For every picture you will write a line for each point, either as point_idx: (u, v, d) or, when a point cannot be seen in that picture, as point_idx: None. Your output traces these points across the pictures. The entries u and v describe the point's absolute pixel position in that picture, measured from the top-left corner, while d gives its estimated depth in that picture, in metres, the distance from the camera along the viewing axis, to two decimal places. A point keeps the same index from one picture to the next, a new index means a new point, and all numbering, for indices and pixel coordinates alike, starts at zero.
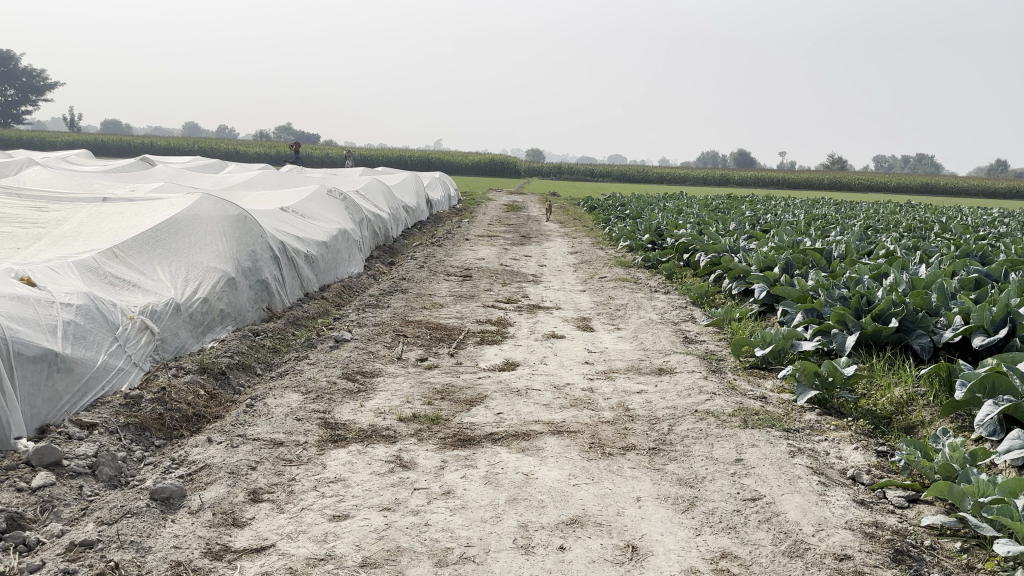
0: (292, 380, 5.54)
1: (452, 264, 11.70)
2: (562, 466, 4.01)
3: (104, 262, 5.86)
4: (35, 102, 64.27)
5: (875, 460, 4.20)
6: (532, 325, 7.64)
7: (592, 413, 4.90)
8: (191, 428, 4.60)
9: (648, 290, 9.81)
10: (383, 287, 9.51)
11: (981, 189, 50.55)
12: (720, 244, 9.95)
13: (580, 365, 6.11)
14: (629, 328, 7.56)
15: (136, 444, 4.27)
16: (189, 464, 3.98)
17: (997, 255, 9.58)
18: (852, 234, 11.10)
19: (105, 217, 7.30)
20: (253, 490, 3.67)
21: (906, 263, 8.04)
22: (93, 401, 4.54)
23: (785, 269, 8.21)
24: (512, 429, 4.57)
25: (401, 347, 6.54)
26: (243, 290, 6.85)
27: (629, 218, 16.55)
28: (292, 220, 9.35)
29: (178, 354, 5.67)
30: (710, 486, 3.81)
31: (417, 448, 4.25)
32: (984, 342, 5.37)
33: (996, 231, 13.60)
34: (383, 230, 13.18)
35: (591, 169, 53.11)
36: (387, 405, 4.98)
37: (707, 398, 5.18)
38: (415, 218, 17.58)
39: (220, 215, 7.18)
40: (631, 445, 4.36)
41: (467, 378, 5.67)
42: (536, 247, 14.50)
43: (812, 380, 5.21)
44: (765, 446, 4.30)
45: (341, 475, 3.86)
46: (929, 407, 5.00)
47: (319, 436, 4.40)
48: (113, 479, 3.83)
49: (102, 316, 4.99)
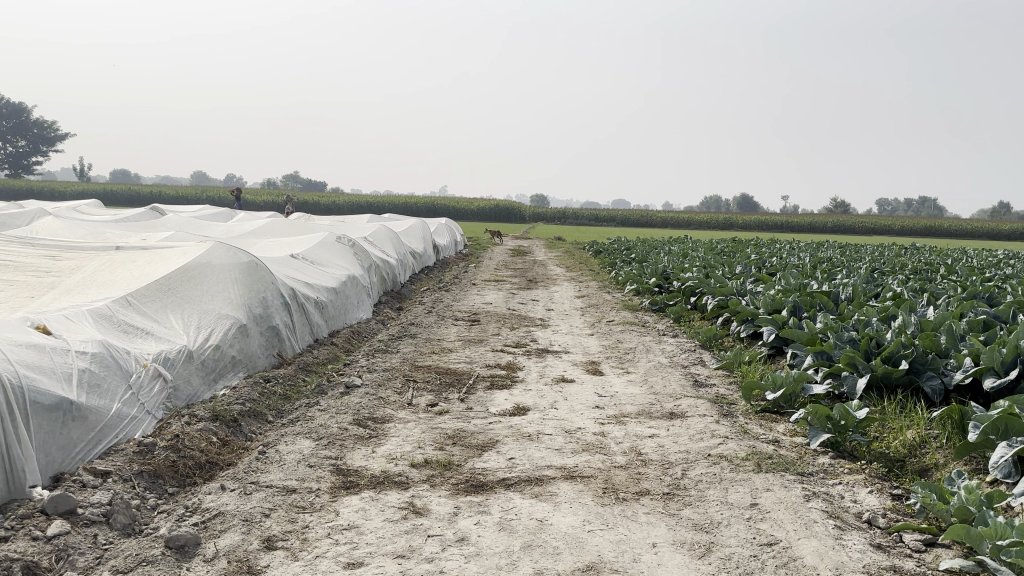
0: (303, 427, 5.53)
1: (460, 309, 11.75)
2: (576, 511, 4.00)
3: (117, 311, 5.92)
4: (46, 153, 65.28)
5: (890, 504, 4.18)
6: (541, 369, 7.65)
7: (604, 458, 4.89)
8: (204, 474, 4.60)
9: (657, 333, 9.83)
10: (392, 333, 9.54)
11: (984, 231, 50.73)
12: (728, 287, 9.99)
13: (591, 410, 6.10)
14: (639, 372, 7.58)
15: (149, 492, 4.27)
16: (203, 512, 3.98)
17: (1005, 296, 9.59)
18: (858, 277, 11.14)
19: (118, 265, 7.39)
20: (267, 537, 3.66)
21: (913, 305, 8.07)
22: (107, 449, 4.56)
23: (793, 311, 8.24)
24: (525, 475, 4.57)
25: (411, 392, 6.55)
26: (254, 337, 6.90)
27: (636, 261, 16.65)
28: (302, 267, 9.44)
29: (190, 401, 5.69)
30: (725, 531, 3.79)
31: (430, 494, 4.24)
32: (996, 384, 5.36)
33: (1002, 272, 13.62)
34: (391, 276, 13.27)
35: (595, 213, 53.46)
36: (399, 451, 4.98)
37: (719, 442, 5.17)
38: (423, 264, 17.70)
39: (232, 263, 7.27)
40: (644, 490, 4.35)
41: (479, 423, 5.66)
42: (544, 291, 14.56)
43: (824, 424, 5.23)
44: (779, 490, 4.28)
45: (355, 522, 3.85)
46: (942, 450, 4.99)
47: (331, 483, 4.40)
48: (127, 527, 3.83)
49: (116, 364, 5.03)
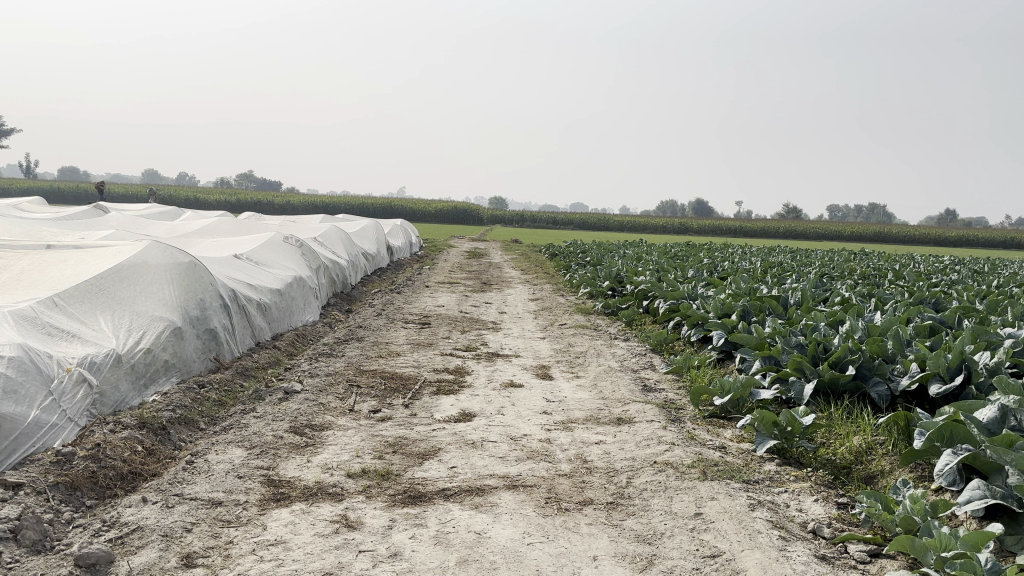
0: (236, 435, 5.29)
1: (411, 311, 11.54)
2: (516, 523, 3.86)
3: (41, 312, 5.62)
4: None
5: (836, 513, 4.11)
6: (490, 374, 7.49)
7: (549, 466, 4.76)
8: (126, 486, 4.35)
9: (608, 337, 9.73)
10: (338, 336, 9.30)
11: (931, 237, 51.96)
12: (680, 291, 9.96)
13: (538, 416, 5.96)
14: (589, 376, 7.47)
15: (65, 505, 4.01)
16: (121, 526, 3.75)
17: (950, 302, 9.73)
18: (807, 282, 11.19)
19: (47, 265, 7.04)
20: (186, 554, 3.45)
21: (861, 310, 8.11)
22: (21, 459, 4.31)
23: (743, 315, 8.21)
24: (466, 484, 4.41)
25: (354, 398, 6.34)
26: (190, 340, 6.63)
27: (590, 264, 16.60)
28: (246, 268, 9.16)
29: (117, 408, 5.42)
30: (668, 542, 3.67)
31: (364, 506, 4.06)
32: (941, 390, 5.37)
33: (947, 278, 13.87)
34: (340, 277, 13.01)
35: (552, 216, 53.56)
36: (335, 460, 4.78)
37: (666, 449, 5.08)
38: (375, 265, 17.42)
39: (168, 263, 6.99)
40: (588, 499, 4.22)
41: (421, 430, 5.49)
42: (497, 294, 14.41)
43: (771, 430, 5.17)
44: (724, 499, 4.19)
45: (282, 537, 3.65)
46: (888, 456, 4.95)
47: (261, 495, 4.19)
48: (36, 544, 3.58)
49: (36, 368, 4.75)
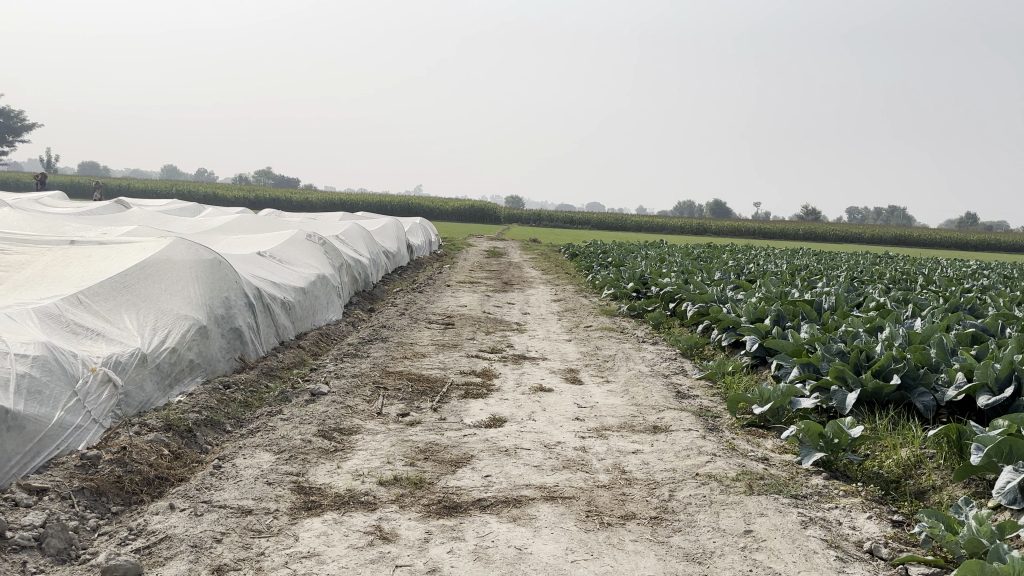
0: (263, 439, 5.15)
1: (433, 311, 11.38)
2: (558, 538, 3.69)
3: (66, 310, 5.50)
4: (9, 141, 65.50)
5: (892, 532, 3.92)
6: (518, 377, 7.32)
7: (587, 477, 4.58)
8: (153, 492, 4.22)
9: (635, 340, 9.56)
10: (362, 336, 9.16)
11: (954, 240, 51.33)
12: (709, 294, 9.75)
13: (571, 423, 5.79)
14: (620, 381, 7.29)
15: (91, 511, 3.88)
16: (148, 535, 3.62)
17: (988, 308, 9.46)
18: (838, 286, 10.94)
19: (72, 261, 6.95)
20: (217, 566, 3.31)
21: (900, 316, 7.87)
22: (45, 462, 4.19)
23: (777, 320, 8.00)
24: (502, 495, 4.25)
25: (381, 401, 6.20)
26: (215, 340, 6.50)
27: (612, 265, 16.39)
28: (270, 265, 9.04)
29: (142, 409, 5.30)
30: (720, 562, 3.49)
31: (398, 516, 3.90)
32: (991, 401, 5.15)
33: (979, 283, 13.55)
34: (363, 276, 12.89)
35: (570, 216, 53.42)
36: (366, 467, 4.63)
37: (707, 460, 4.89)
38: (396, 264, 17.31)
39: (192, 260, 6.86)
40: (630, 513, 4.05)
41: (453, 436, 5.33)
42: (519, 294, 14.24)
43: (816, 442, 4.97)
44: (774, 516, 4.00)
45: (316, 549, 3.50)
46: (939, 471, 4.74)
47: (291, 503, 4.04)
48: (62, 552, 3.45)
49: (61, 368, 4.63)
